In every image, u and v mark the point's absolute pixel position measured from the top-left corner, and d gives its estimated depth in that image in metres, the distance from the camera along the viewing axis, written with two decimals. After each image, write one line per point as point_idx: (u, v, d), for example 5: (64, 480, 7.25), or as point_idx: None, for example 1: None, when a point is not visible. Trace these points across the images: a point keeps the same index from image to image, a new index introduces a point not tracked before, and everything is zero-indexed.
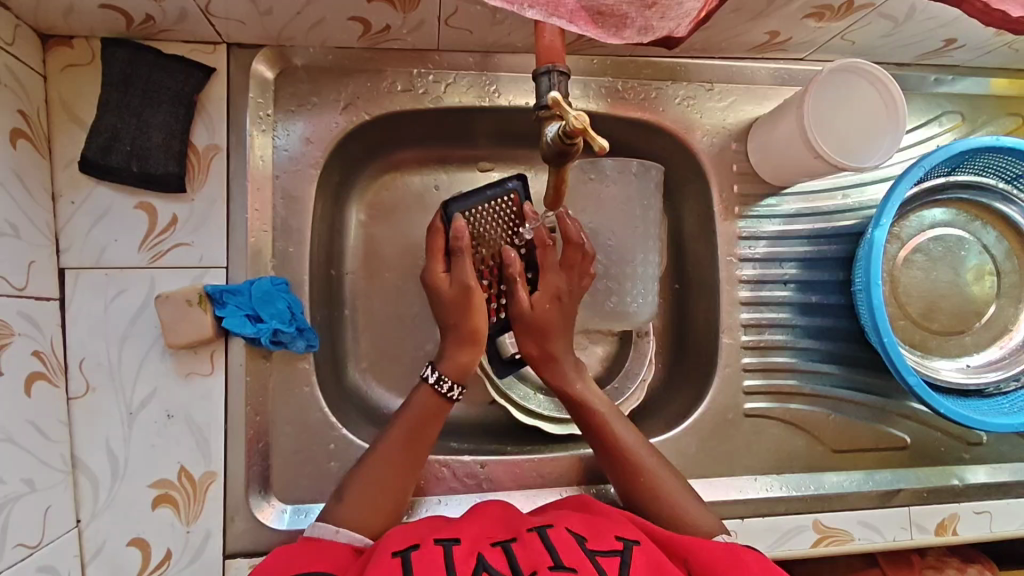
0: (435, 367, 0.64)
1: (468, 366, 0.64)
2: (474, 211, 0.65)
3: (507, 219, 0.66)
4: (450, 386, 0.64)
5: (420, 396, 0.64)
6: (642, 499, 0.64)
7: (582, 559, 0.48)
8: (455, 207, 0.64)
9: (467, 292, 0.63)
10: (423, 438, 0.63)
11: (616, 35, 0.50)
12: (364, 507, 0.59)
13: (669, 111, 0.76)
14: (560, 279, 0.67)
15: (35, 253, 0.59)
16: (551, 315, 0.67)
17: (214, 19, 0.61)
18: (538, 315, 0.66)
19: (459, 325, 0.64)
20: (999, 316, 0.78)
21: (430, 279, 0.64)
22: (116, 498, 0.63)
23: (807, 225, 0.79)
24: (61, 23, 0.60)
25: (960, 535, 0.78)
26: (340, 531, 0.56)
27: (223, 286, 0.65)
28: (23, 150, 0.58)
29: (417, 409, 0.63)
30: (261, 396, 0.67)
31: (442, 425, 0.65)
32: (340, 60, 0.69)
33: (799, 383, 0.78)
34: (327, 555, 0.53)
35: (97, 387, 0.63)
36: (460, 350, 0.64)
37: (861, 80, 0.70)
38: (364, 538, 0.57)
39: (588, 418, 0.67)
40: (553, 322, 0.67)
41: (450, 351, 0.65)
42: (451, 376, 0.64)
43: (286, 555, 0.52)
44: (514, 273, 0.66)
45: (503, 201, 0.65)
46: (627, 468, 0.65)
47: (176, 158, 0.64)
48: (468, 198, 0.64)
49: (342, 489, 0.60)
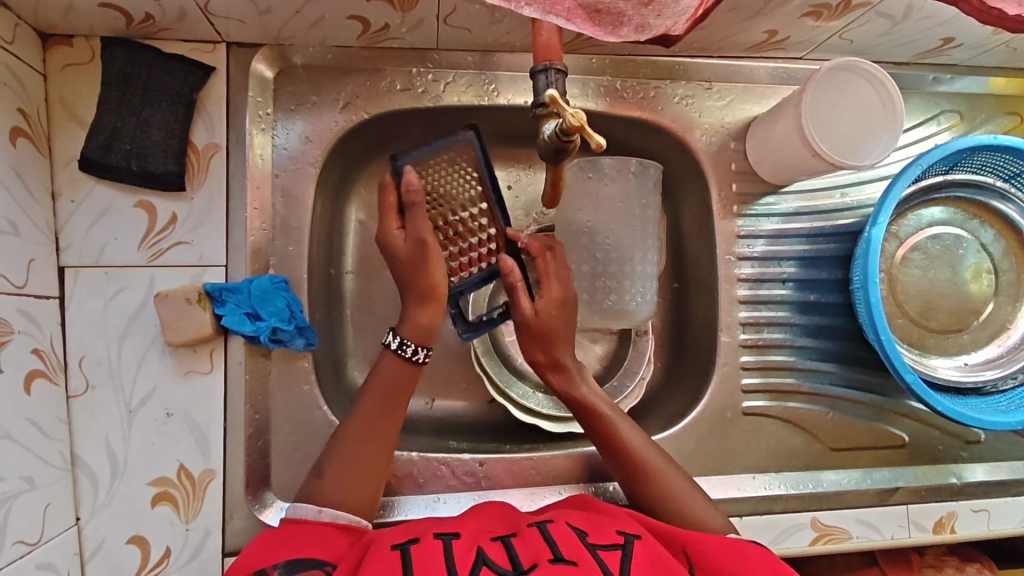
0: (398, 333, 0.63)
1: (430, 328, 0.63)
2: (425, 163, 0.61)
3: (462, 171, 0.61)
4: (414, 349, 0.63)
5: (388, 362, 0.63)
6: (648, 495, 0.64)
7: (582, 553, 0.48)
8: (403, 160, 0.60)
9: (423, 251, 0.61)
10: (398, 401, 0.63)
11: (613, 32, 0.50)
12: (351, 484, 0.59)
13: (668, 110, 0.76)
14: (555, 283, 0.67)
15: (35, 251, 0.59)
16: (556, 317, 0.66)
17: (213, 18, 0.61)
18: (543, 321, 0.66)
19: (416, 281, 0.62)
20: (997, 315, 0.78)
21: (385, 238, 0.62)
22: (115, 496, 0.63)
23: (806, 224, 0.79)
24: (61, 22, 0.60)
25: (958, 533, 0.78)
26: (323, 511, 0.57)
27: (222, 284, 0.65)
28: (23, 149, 0.58)
29: (387, 373, 0.63)
30: (261, 394, 0.68)
31: (413, 389, 0.64)
32: (338, 58, 0.70)
33: (797, 381, 0.79)
34: (328, 544, 0.53)
35: (96, 385, 0.63)
36: (419, 309, 0.63)
37: (859, 79, 0.70)
38: (350, 517, 0.57)
39: (595, 418, 0.67)
40: (557, 327, 0.67)
41: (410, 311, 0.63)
42: (414, 338, 0.63)
43: (286, 539, 0.53)
44: (514, 281, 0.64)
45: (455, 155, 0.60)
46: (632, 465, 0.64)
47: (175, 156, 0.65)
48: (418, 151, 0.60)
49: (323, 466, 0.60)
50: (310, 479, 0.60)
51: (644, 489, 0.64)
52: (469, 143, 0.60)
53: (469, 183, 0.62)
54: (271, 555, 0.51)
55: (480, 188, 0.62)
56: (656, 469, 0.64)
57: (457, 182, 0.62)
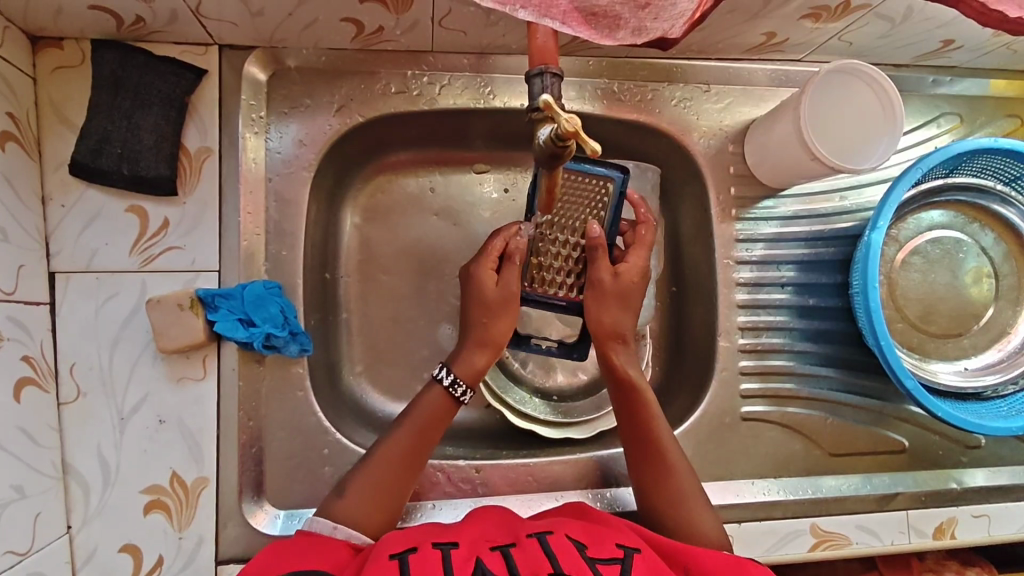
0: (448, 369, 0.63)
1: (481, 372, 0.65)
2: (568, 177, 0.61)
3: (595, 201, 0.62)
4: (464, 390, 0.64)
5: (433, 395, 0.63)
6: (665, 504, 0.62)
7: (581, 566, 0.48)
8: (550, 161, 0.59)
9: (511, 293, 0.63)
10: (432, 437, 0.63)
11: (610, 36, 0.50)
12: (364, 505, 0.59)
13: (665, 113, 0.76)
14: (636, 258, 0.65)
15: (24, 257, 0.58)
16: (630, 286, 0.65)
17: (205, 20, 0.61)
18: (623, 283, 0.64)
19: (486, 330, 0.64)
20: (998, 319, 0.78)
21: (477, 275, 0.63)
22: (107, 505, 0.62)
23: (805, 227, 0.78)
24: (51, 25, 0.59)
25: (958, 539, 0.77)
26: (338, 528, 0.56)
27: (215, 290, 0.64)
28: (12, 153, 0.57)
29: (429, 409, 0.63)
30: (254, 400, 0.67)
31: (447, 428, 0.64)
32: (332, 61, 0.69)
33: (796, 386, 0.78)
34: (330, 551, 0.53)
35: (88, 393, 0.62)
36: (476, 353, 0.64)
37: (859, 82, 0.69)
38: (363, 537, 0.57)
39: (632, 420, 0.65)
40: (635, 293, 0.65)
41: (464, 355, 0.64)
42: (466, 379, 0.64)
43: (287, 548, 0.52)
44: (597, 247, 0.63)
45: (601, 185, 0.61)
46: (658, 471, 0.63)
47: (167, 160, 0.64)
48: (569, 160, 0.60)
49: (345, 485, 0.60)
50: (331, 498, 0.60)
51: (651, 479, 0.63)
52: (616, 182, 0.61)
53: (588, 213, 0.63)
54: (272, 564, 0.50)
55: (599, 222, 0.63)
56: (676, 483, 0.63)
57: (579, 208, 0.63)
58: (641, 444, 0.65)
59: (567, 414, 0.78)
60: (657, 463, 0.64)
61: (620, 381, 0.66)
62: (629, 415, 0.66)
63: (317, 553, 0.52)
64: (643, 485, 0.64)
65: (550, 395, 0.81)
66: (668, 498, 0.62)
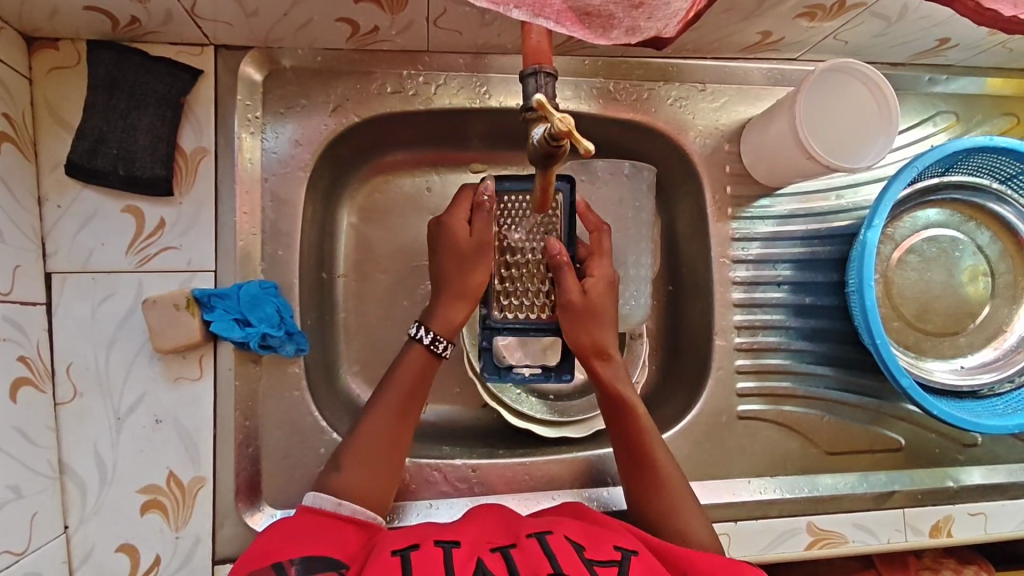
0: (427, 328, 0.63)
1: (460, 327, 0.64)
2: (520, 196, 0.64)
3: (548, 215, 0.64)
4: (444, 345, 0.64)
5: (412, 354, 0.64)
6: (660, 514, 0.62)
7: (580, 566, 0.48)
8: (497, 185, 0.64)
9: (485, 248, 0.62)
10: (417, 398, 0.63)
11: (604, 36, 0.50)
12: (362, 482, 0.59)
13: (661, 111, 0.76)
14: (601, 268, 0.65)
15: (20, 257, 0.58)
16: (599, 299, 0.64)
17: (200, 20, 0.61)
18: (592, 299, 0.63)
19: (462, 281, 0.63)
20: (994, 317, 0.78)
21: (448, 224, 0.64)
22: (104, 504, 0.63)
23: (801, 226, 0.79)
24: (46, 26, 0.59)
25: (955, 537, 0.77)
26: (342, 504, 0.56)
27: (211, 290, 0.64)
28: (7, 154, 0.57)
29: (410, 368, 0.63)
30: (251, 400, 0.67)
31: (431, 386, 0.64)
32: (328, 61, 0.69)
33: (793, 385, 0.78)
34: (335, 534, 0.53)
35: (84, 392, 0.62)
36: (454, 307, 0.63)
37: (854, 81, 0.69)
38: (368, 513, 0.57)
39: (621, 431, 0.66)
40: (603, 307, 0.64)
41: (440, 310, 0.64)
42: (445, 334, 0.64)
43: (291, 529, 0.52)
44: (561, 260, 0.62)
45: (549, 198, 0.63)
46: (649, 482, 0.63)
47: (163, 161, 0.64)
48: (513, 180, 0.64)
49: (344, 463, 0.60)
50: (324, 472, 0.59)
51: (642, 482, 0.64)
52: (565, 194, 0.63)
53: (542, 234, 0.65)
54: (280, 546, 0.50)
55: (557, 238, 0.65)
56: (668, 490, 0.63)
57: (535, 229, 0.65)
58: (631, 455, 0.65)
59: (562, 413, 0.79)
60: (648, 473, 0.64)
61: (606, 390, 0.66)
62: (616, 422, 0.66)
63: (329, 539, 0.52)
64: (635, 496, 0.64)
65: (546, 394, 0.81)
66: (660, 507, 0.62)
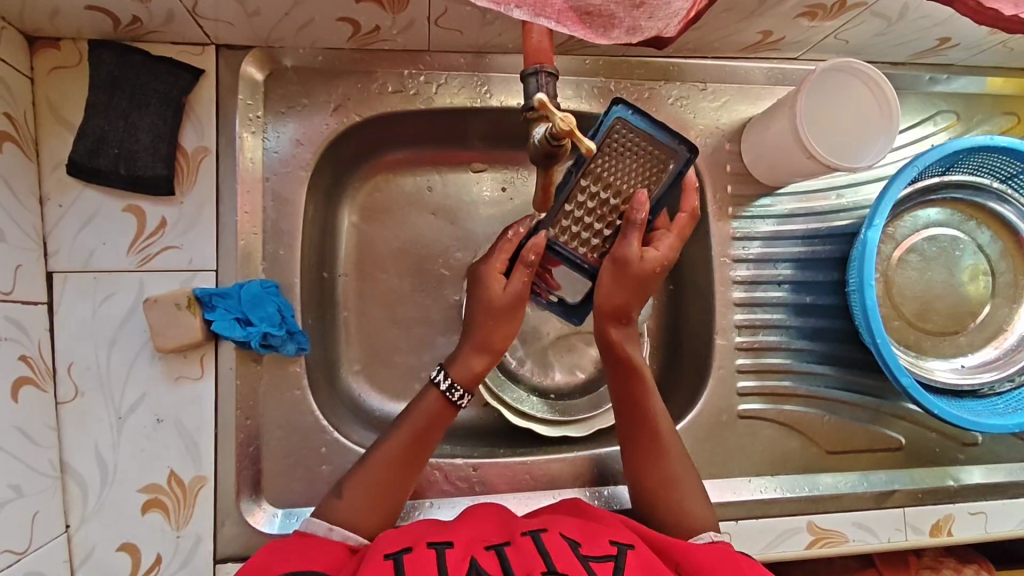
0: (447, 373, 0.63)
1: (480, 375, 0.63)
2: (632, 132, 0.56)
3: (647, 166, 0.59)
4: (462, 395, 0.63)
5: (429, 398, 0.62)
6: (660, 493, 0.62)
7: (575, 564, 0.48)
8: (620, 109, 0.56)
9: (519, 294, 0.61)
10: (427, 441, 0.62)
11: (604, 35, 0.50)
12: (364, 501, 0.58)
13: (662, 111, 0.76)
14: (666, 246, 0.61)
15: (22, 257, 0.58)
16: (651, 276, 0.61)
17: (201, 20, 0.61)
18: (646, 269, 0.60)
19: (488, 335, 0.62)
20: (994, 317, 0.78)
21: (484, 275, 0.62)
22: (105, 503, 0.63)
23: (802, 225, 0.79)
24: (47, 26, 0.59)
25: (955, 536, 0.77)
26: (333, 530, 0.56)
27: (212, 289, 0.64)
28: (9, 153, 0.58)
29: (429, 419, 0.62)
30: (252, 399, 0.67)
31: (445, 430, 0.64)
32: (329, 61, 0.69)
33: (793, 384, 0.78)
34: (320, 551, 0.53)
35: (85, 392, 0.62)
36: (475, 357, 0.63)
37: (856, 81, 0.70)
38: (359, 538, 0.57)
39: (626, 399, 0.65)
40: (652, 284, 0.62)
41: (463, 357, 0.63)
42: (464, 384, 0.63)
43: (276, 551, 0.52)
44: (636, 219, 0.58)
45: (656, 153, 0.58)
46: (653, 455, 0.63)
47: (164, 160, 0.64)
48: (638, 114, 0.56)
49: (342, 487, 0.59)
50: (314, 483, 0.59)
51: (640, 445, 0.64)
52: (679, 162, 0.58)
53: (640, 183, 0.59)
54: (270, 563, 0.50)
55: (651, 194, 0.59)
56: (669, 468, 0.63)
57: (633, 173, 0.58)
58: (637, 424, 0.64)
59: (564, 412, 0.79)
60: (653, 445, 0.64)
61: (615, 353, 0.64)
62: (620, 383, 0.65)
63: (318, 555, 0.52)
64: (634, 469, 0.64)
65: (547, 394, 0.81)
66: (660, 485, 0.63)
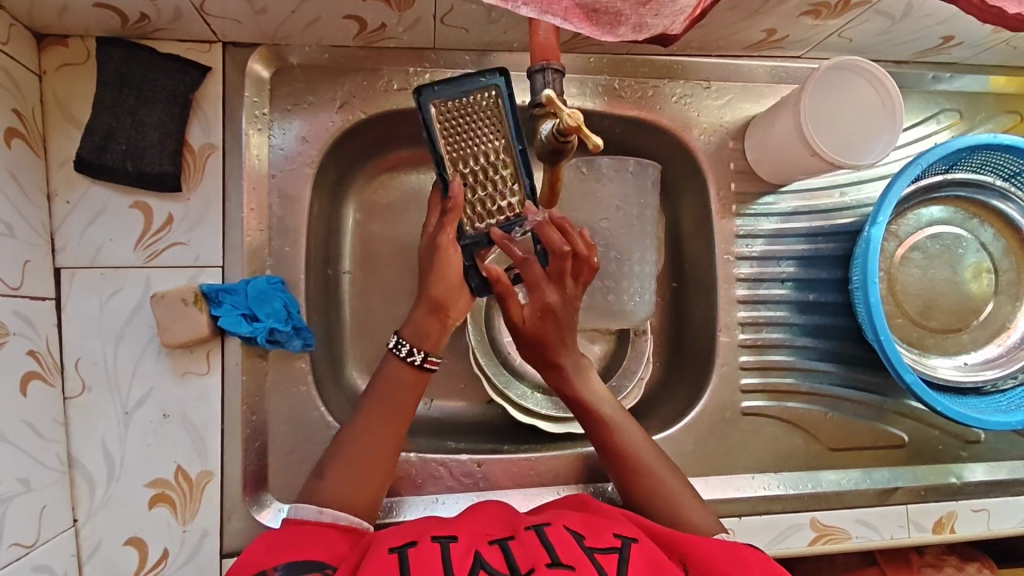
0: (404, 339, 0.61)
1: (430, 333, 0.61)
2: (449, 103, 0.55)
3: (488, 121, 0.55)
4: (409, 349, 0.61)
5: (390, 366, 0.61)
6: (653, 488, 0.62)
7: (579, 557, 0.48)
8: (428, 95, 0.54)
9: (435, 246, 0.58)
10: (399, 410, 0.61)
11: (611, 32, 0.51)
12: (353, 491, 0.58)
13: (666, 109, 0.76)
14: (555, 293, 0.63)
15: (30, 252, 0.59)
16: (545, 325, 0.64)
17: (208, 18, 0.61)
18: (539, 321, 0.64)
19: (431, 285, 0.60)
20: (997, 314, 0.78)
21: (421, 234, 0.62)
22: (112, 498, 0.63)
23: (805, 223, 0.79)
24: (56, 23, 0.60)
25: (958, 533, 0.78)
26: (324, 512, 0.55)
27: (219, 285, 0.64)
28: (18, 150, 0.58)
29: (395, 385, 0.61)
30: (258, 395, 0.67)
31: (419, 396, 0.62)
32: (335, 58, 0.69)
33: (796, 382, 0.78)
34: (325, 543, 0.53)
35: (93, 387, 0.63)
36: (425, 316, 0.60)
37: (860, 79, 0.70)
38: (353, 519, 0.56)
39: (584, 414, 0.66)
40: (558, 330, 0.64)
41: (414, 318, 0.61)
42: (411, 339, 0.61)
43: (278, 540, 0.52)
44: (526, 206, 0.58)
45: (483, 101, 0.55)
46: (628, 461, 0.64)
47: (172, 156, 0.64)
48: (443, 86, 0.54)
49: (325, 467, 0.59)
50: (311, 481, 0.59)
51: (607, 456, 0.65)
52: (500, 92, 0.54)
53: (493, 136, 0.56)
54: (269, 557, 0.50)
55: (504, 139, 0.55)
56: (647, 462, 0.64)
57: (481, 131, 0.56)
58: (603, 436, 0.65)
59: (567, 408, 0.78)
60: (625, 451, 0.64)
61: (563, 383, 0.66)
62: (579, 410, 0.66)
63: (321, 547, 0.52)
64: (621, 477, 0.64)
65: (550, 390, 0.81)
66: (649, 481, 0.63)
